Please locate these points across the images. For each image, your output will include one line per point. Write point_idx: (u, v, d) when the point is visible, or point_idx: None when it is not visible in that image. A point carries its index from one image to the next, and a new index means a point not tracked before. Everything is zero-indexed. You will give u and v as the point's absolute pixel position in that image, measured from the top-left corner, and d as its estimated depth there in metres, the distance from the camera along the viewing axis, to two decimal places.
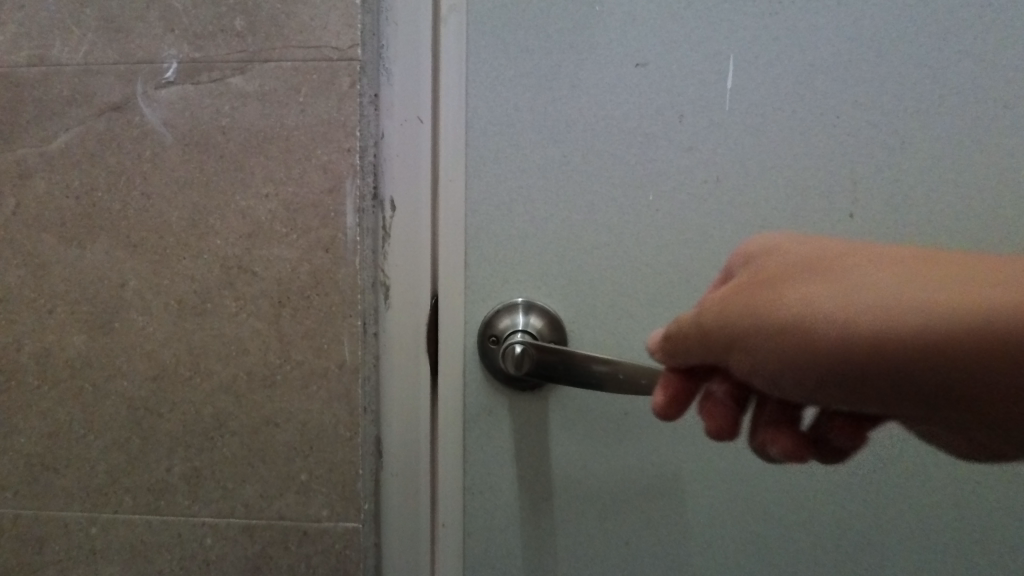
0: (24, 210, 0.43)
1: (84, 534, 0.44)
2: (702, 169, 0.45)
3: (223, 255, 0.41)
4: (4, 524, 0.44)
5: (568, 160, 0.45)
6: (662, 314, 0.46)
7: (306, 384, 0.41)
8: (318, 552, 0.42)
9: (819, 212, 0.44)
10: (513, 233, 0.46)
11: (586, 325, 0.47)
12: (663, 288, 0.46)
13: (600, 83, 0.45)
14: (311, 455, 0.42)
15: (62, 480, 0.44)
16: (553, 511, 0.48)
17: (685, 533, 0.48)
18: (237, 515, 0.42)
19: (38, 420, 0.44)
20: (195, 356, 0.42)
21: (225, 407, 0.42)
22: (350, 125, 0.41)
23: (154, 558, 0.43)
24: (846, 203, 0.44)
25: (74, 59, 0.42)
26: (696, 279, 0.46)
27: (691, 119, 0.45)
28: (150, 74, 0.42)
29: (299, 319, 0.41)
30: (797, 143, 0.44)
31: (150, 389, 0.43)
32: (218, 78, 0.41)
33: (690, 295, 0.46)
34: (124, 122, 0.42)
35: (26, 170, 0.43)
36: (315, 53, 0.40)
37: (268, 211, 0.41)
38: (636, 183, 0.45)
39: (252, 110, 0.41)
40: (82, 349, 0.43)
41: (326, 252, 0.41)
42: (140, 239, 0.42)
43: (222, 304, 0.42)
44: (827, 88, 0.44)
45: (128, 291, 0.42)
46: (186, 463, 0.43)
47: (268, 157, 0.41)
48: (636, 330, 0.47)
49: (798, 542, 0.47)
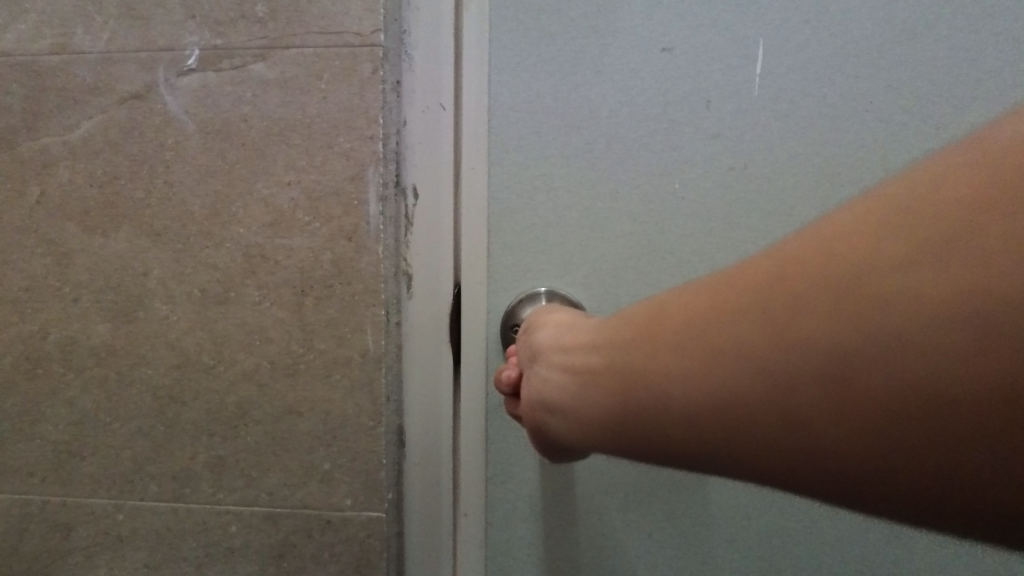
0: (47, 199, 0.43)
1: (111, 521, 0.44)
2: (729, 156, 0.44)
3: (245, 244, 0.41)
4: (32, 510, 0.45)
5: (591, 148, 0.45)
6: None
7: (328, 373, 0.41)
8: (341, 541, 0.42)
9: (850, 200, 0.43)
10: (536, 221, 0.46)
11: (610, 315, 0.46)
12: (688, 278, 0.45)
13: (625, 69, 0.44)
14: (334, 444, 0.42)
15: (88, 467, 0.44)
16: (575, 501, 0.48)
17: (709, 526, 0.47)
18: (260, 503, 0.43)
19: (65, 408, 0.44)
20: (218, 344, 0.42)
21: (248, 396, 0.42)
22: (372, 113, 0.40)
23: (179, 545, 0.44)
24: None
25: (96, 47, 0.42)
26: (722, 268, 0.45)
27: (718, 105, 0.44)
28: (172, 62, 0.41)
29: (322, 308, 0.41)
30: (826, 129, 0.43)
31: (174, 377, 0.43)
32: (238, 65, 0.41)
33: None
34: (146, 110, 0.42)
35: (50, 160, 0.43)
36: (337, 39, 0.40)
37: (290, 199, 0.41)
38: (661, 170, 0.44)
39: (273, 98, 0.41)
40: (107, 338, 0.43)
41: (349, 241, 0.40)
42: (163, 228, 0.42)
43: (244, 293, 0.42)
44: (860, 72, 0.43)
45: (151, 280, 0.42)
46: (210, 451, 0.43)
47: (290, 145, 0.41)
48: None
49: (824, 535, 0.47)
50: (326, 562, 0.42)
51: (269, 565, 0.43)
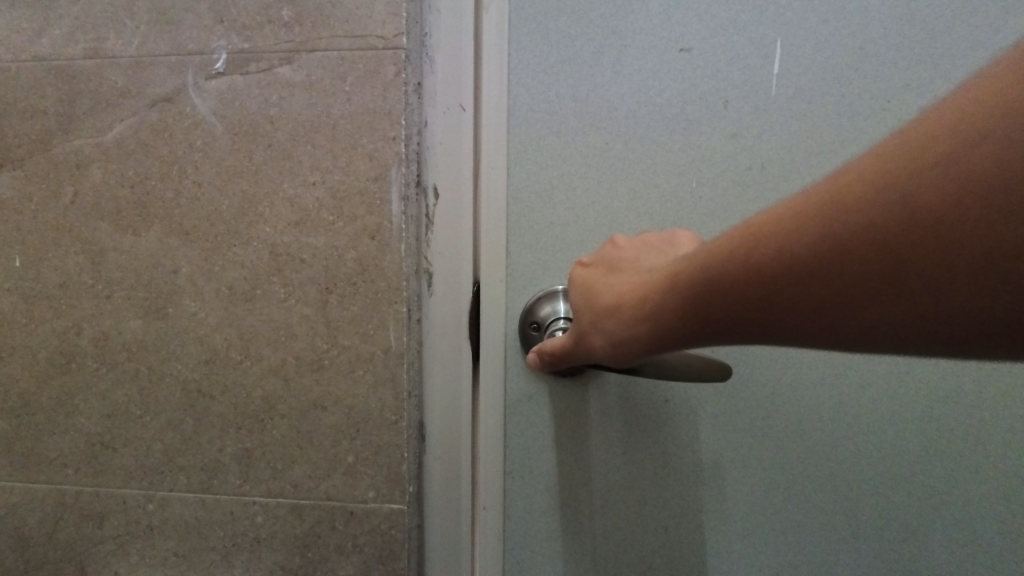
0: (81, 199, 0.44)
1: (142, 511, 0.46)
2: (747, 155, 0.44)
3: (272, 242, 0.42)
4: (67, 500, 0.46)
5: (609, 147, 0.45)
6: None
7: (352, 368, 0.42)
8: (364, 532, 0.43)
9: None
10: (554, 220, 0.47)
11: None
12: None
13: (643, 69, 0.45)
14: (358, 438, 0.43)
15: (119, 459, 0.46)
16: (592, 496, 0.49)
17: (725, 522, 0.48)
18: (286, 495, 0.44)
19: (98, 401, 0.45)
20: (245, 340, 0.43)
21: (274, 390, 0.43)
22: (395, 114, 0.41)
23: (207, 535, 0.45)
24: None
25: (127, 52, 0.43)
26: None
27: (735, 105, 0.44)
28: (201, 65, 0.42)
29: (346, 305, 0.42)
30: (844, 129, 0.43)
31: (203, 372, 0.44)
32: (265, 68, 0.42)
33: None
34: (176, 113, 0.43)
35: (83, 161, 0.44)
36: (361, 43, 0.41)
37: (315, 198, 0.42)
38: (679, 170, 0.45)
39: (299, 100, 0.42)
40: (138, 333, 0.44)
41: (372, 239, 0.41)
42: (192, 227, 0.43)
43: (271, 290, 0.43)
44: (878, 72, 0.43)
45: (181, 277, 0.44)
46: (238, 444, 0.44)
47: (315, 146, 0.42)
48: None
49: (840, 532, 0.47)
50: (350, 553, 0.43)
51: (294, 555, 0.44)
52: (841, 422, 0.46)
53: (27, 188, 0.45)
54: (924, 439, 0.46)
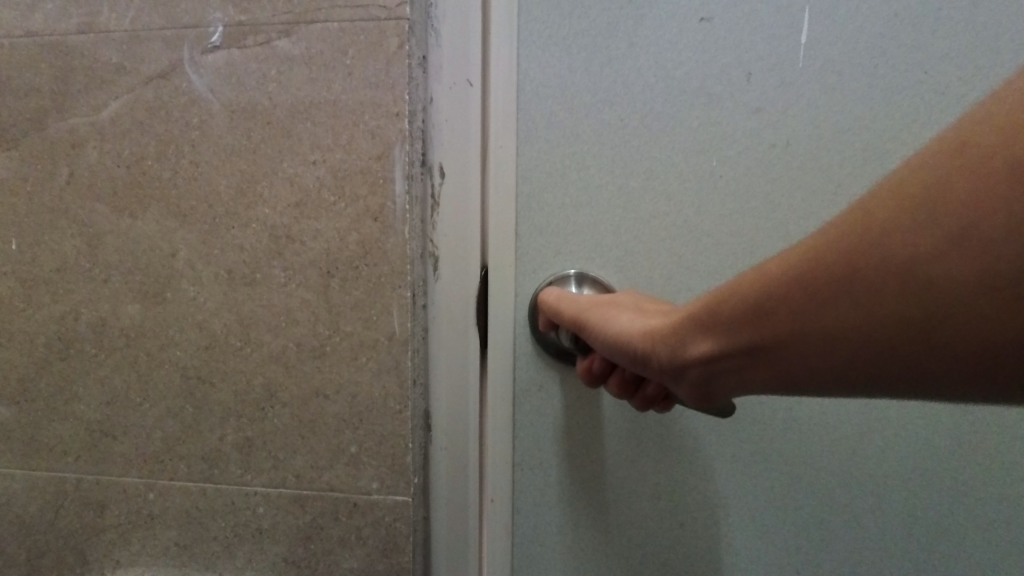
0: (77, 180, 0.43)
1: (143, 500, 0.45)
2: (772, 132, 0.42)
3: (272, 225, 0.41)
4: (68, 488, 0.46)
5: (625, 125, 0.43)
6: None
7: (355, 355, 0.41)
8: (369, 524, 0.42)
9: None
10: (564, 201, 0.45)
11: None
12: (726, 260, 0.43)
13: (661, 41, 0.42)
14: (361, 427, 0.41)
15: (119, 447, 0.44)
16: (604, 489, 0.47)
17: (744, 517, 0.46)
18: (288, 486, 0.43)
19: (97, 388, 0.44)
20: (245, 326, 0.42)
21: (275, 377, 0.42)
22: (399, 88, 0.39)
23: (208, 525, 0.44)
24: None
25: (121, 26, 0.42)
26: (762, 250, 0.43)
27: (760, 78, 0.42)
28: (197, 39, 0.41)
29: (348, 290, 0.40)
30: (876, 103, 0.41)
31: (202, 358, 0.43)
32: (263, 41, 0.40)
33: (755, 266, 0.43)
34: (172, 89, 0.41)
35: (78, 140, 0.43)
36: (362, 13, 0.39)
37: (316, 178, 0.40)
38: (699, 148, 0.43)
39: (298, 75, 0.40)
40: (136, 319, 0.43)
41: (375, 221, 0.40)
42: (190, 209, 0.42)
43: (271, 274, 0.41)
44: (915, 41, 0.40)
45: (179, 261, 0.42)
46: (239, 432, 0.43)
47: (315, 123, 0.40)
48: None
49: (866, 529, 0.45)
50: (353, 545, 0.42)
51: (297, 547, 0.43)
52: (867, 414, 0.44)
53: (22, 168, 0.44)
54: (955, 433, 0.44)
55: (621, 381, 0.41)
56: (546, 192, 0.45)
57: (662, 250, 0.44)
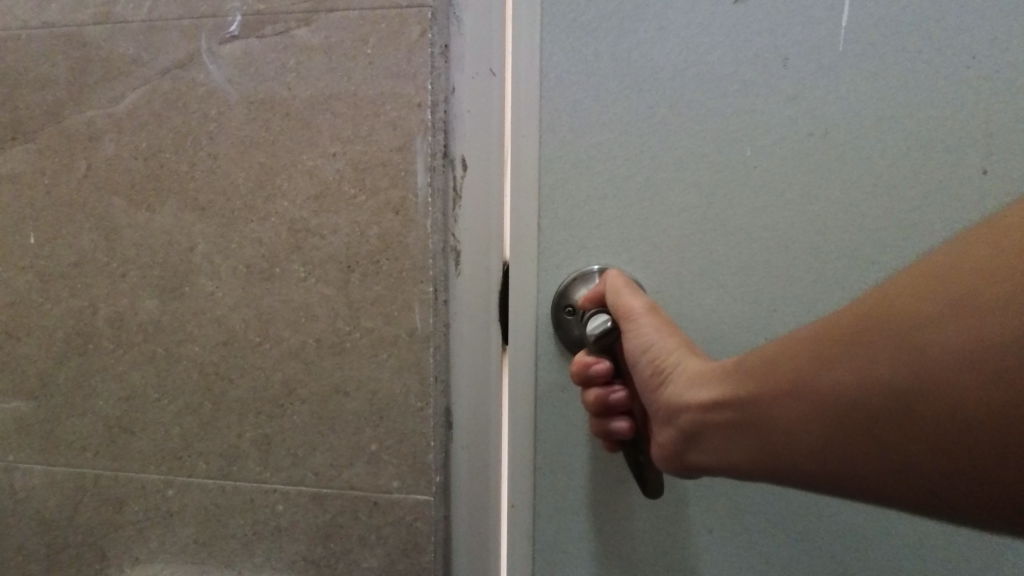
0: (95, 173, 0.42)
1: (161, 496, 0.44)
2: (809, 121, 0.40)
3: (291, 218, 0.40)
4: (86, 484, 0.45)
5: (653, 113, 0.42)
6: (758, 285, 0.42)
7: (375, 352, 0.40)
8: (389, 523, 0.41)
9: (946, 167, 0.39)
10: (588, 193, 0.43)
11: (671, 296, 0.43)
12: (761, 255, 0.42)
13: (693, 24, 0.41)
14: (382, 425, 0.40)
15: (138, 443, 0.44)
16: (629, 489, 0.46)
17: (772, 520, 0.45)
18: (307, 483, 0.42)
19: (115, 383, 0.44)
20: (264, 321, 0.41)
21: (294, 374, 0.41)
22: (420, 78, 0.38)
23: (227, 522, 0.43)
24: (977, 157, 0.39)
25: (138, 16, 0.41)
26: (798, 243, 0.41)
27: (797, 63, 0.40)
28: (215, 29, 0.40)
29: (368, 285, 0.39)
30: (920, 90, 0.39)
31: (221, 354, 0.42)
32: (282, 31, 0.39)
33: (790, 260, 0.42)
34: (190, 80, 0.40)
35: (96, 133, 0.42)
36: (383, 1, 0.38)
37: (336, 170, 0.39)
38: (731, 137, 0.41)
39: (318, 64, 0.39)
40: (154, 313, 0.43)
41: (396, 215, 0.39)
42: (208, 202, 0.41)
43: (290, 269, 0.40)
44: (962, 24, 0.38)
45: (197, 255, 0.42)
46: (258, 429, 0.42)
47: (335, 114, 0.39)
48: (727, 301, 0.43)
49: (901, 534, 0.43)
50: (373, 544, 0.41)
51: (316, 545, 0.42)
52: None
53: (40, 161, 0.43)
54: None
55: (602, 394, 0.42)
56: (571, 184, 0.44)
57: (693, 245, 0.43)
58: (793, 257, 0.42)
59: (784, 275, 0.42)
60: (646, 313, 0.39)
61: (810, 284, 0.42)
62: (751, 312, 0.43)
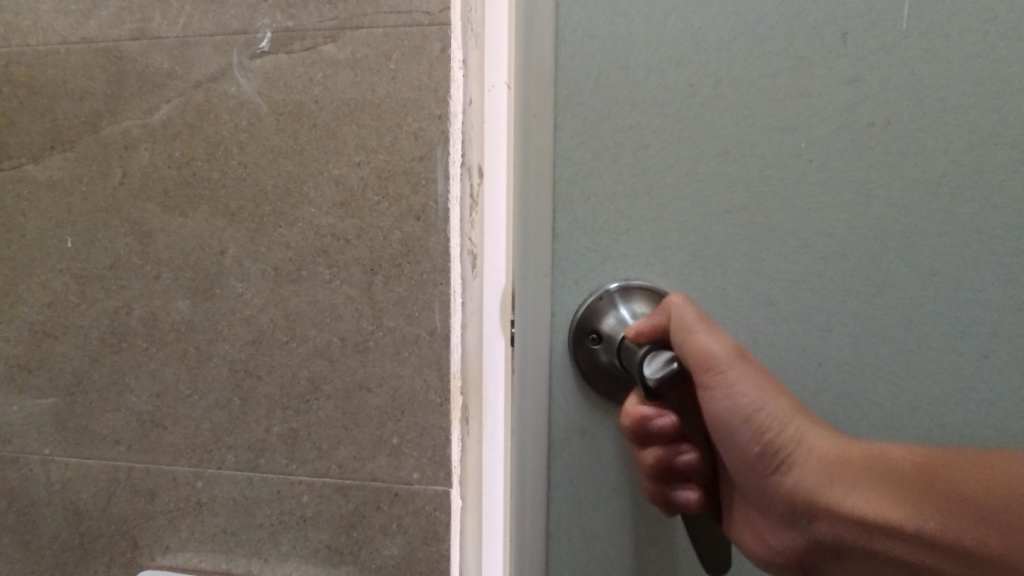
0: (130, 181, 0.45)
1: (192, 488, 0.46)
2: (870, 108, 0.29)
3: (317, 224, 0.42)
4: (120, 476, 0.48)
5: (715, 45, 0.30)
6: (846, 305, 0.30)
7: (397, 350, 0.42)
8: (409, 513, 0.43)
9: None
10: (614, 191, 0.31)
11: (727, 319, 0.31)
12: (857, 258, 0.30)
13: None
14: (403, 419, 0.43)
15: (169, 437, 0.46)
16: None
17: None
18: (332, 475, 0.44)
19: (148, 380, 0.46)
20: (291, 321, 0.43)
21: (320, 371, 0.43)
22: (442, 91, 0.40)
23: (255, 512, 0.46)
24: None
25: (173, 31, 0.43)
26: (899, 248, 0.30)
27: None
28: (246, 44, 0.42)
29: (391, 287, 0.42)
30: None
31: (250, 352, 0.44)
32: (310, 46, 0.41)
33: (899, 259, 0.30)
34: (221, 92, 0.43)
35: (131, 142, 0.44)
36: (406, 18, 0.40)
37: (360, 178, 0.41)
38: (784, 124, 0.30)
39: (344, 78, 0.41)
40: (186, 314, 0.45)
41: (417, 220, 0.41)
42: (238, 208, 0.43)
43: (316, 271, 0.43)
44: None
45: (228, 258, 0.44)
46: (285, 424, 0.44)
47: (360, 125, 0.41)
48: (804, 329, 0.31)
49: None
50: (395, 533, 0.44)
51: (340, 534, 0.45)
52: None
53: (78, 169, 0.45)
54: None
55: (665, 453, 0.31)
56: (597, 178, 0.31)
57: (756, 248, 0.31)
58: (896, 275, 0.30)
59: (884, 287, 0.30)
60: (735, 363, 0.28)
61: (916, 304, 0.30)
62: (835, 340, 0.31)
